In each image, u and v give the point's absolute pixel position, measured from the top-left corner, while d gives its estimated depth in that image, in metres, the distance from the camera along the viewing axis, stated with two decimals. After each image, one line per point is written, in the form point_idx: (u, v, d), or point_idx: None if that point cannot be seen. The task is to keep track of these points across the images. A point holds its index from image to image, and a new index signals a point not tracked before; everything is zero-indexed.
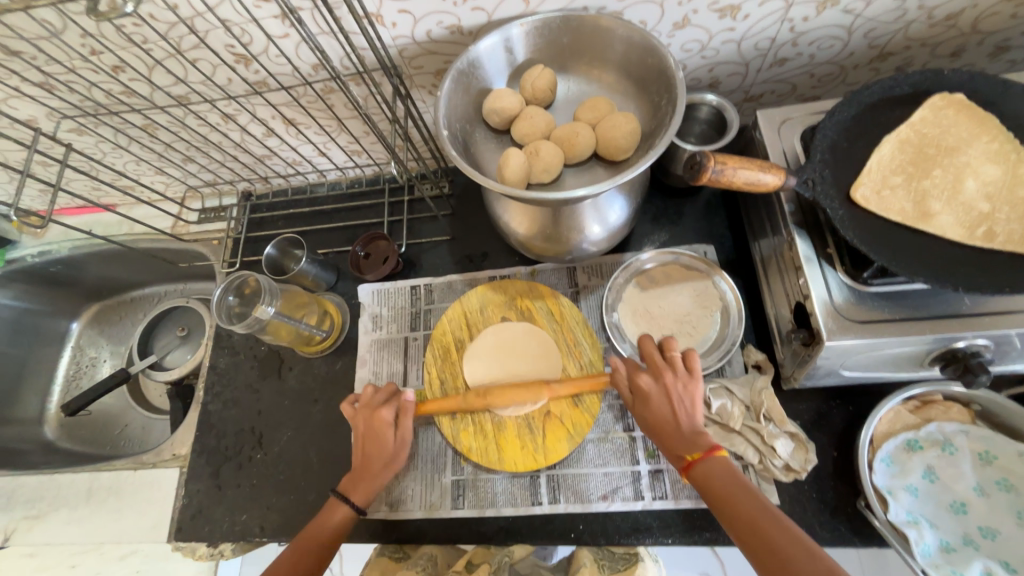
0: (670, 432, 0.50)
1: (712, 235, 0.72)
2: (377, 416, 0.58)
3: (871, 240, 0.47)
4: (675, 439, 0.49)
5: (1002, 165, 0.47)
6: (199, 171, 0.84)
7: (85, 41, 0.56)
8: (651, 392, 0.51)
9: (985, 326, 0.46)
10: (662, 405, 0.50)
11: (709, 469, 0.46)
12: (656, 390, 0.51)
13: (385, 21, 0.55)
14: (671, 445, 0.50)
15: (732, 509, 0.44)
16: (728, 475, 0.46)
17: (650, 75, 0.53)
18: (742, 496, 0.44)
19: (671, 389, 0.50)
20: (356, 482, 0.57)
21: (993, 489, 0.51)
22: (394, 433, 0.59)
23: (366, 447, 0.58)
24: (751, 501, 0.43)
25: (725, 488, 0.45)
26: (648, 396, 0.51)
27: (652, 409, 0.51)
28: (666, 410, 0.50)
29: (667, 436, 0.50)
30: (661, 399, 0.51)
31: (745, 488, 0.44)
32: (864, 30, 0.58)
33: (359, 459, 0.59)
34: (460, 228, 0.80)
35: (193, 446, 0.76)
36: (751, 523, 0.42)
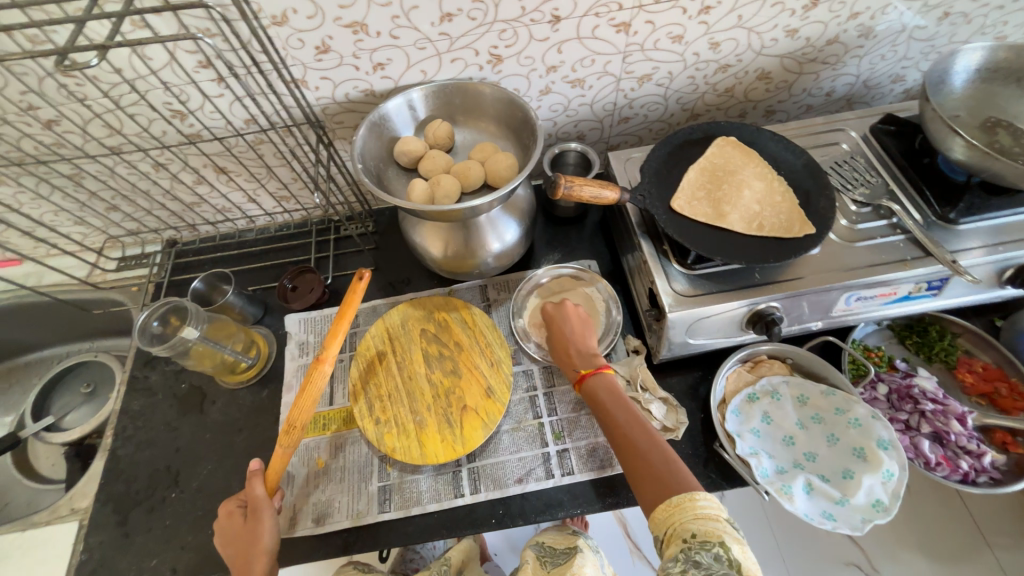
0: (573, 361, 0.64)
1: (594, 252, 0.88)
2: (233, 513, 0.60)
3: (687, 235, 0.63)
4: (576, 364, 0.63)
5: (766, 181, 0.67)
6: (123, 219, 0.87)
7: (24, 97, 0.63)
8: (560, 312, 0.68)
9: (773, 292, 0.63)
10: (568, 321, 0.67)
11: (598, 383, 0.60)
12: (564, 314, 0.68)
13: (310, 85, 0.68)
14: (573, 367, 0.63)
15: (609, 416, 0.57)
16: (609, 387, 0.59)
17: (521, 124, 0.69)
18: (618, 402, 0.58)
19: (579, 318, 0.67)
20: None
21: (810, 423, 0.65)
22: (261, 511, 0.59)
23: (238, 538, 0.59)
24: (621, 411, 0.57)
25: (607, 401, 0.58)
26: (559, 321, 0.68)
27: (559, 323, 0.67)
28: (567, 326, 0.67)
29: (572, 363, 0.64)
30: (566, 316, 0.67)
31: (620, 401, 0.58)
32: (675, 98, 0.81)
33: (238, 560, 0.57)
34: (383, 259, 0.89)
35: (97, 495, 0.72)
36: (622, 434, 0.55)
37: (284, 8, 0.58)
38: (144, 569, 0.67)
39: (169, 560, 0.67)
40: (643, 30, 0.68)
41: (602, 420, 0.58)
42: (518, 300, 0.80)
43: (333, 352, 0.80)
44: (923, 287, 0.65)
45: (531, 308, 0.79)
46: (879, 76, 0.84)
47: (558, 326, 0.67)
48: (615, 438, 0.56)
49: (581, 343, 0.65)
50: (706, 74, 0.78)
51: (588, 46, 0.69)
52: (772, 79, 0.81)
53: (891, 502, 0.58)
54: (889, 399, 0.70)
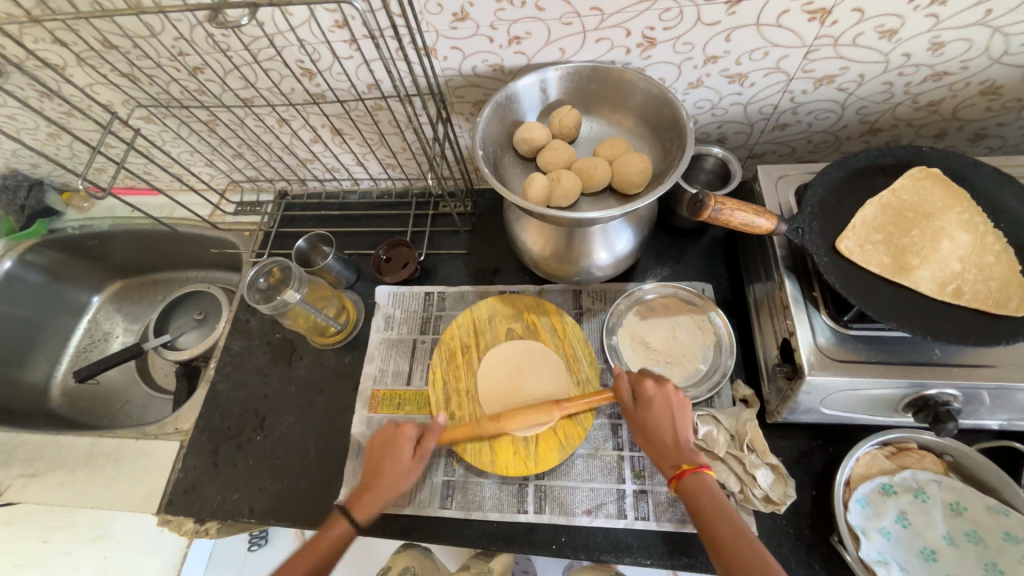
0: (670, 450, 0.52)
1: (710, 275, 0.77)
2: (400, 431, 0.62)
3: (853, 286, 0.52)
4: (671, 455, 0.51)
5: (972, 233, 0.53)
6: (245, 167, 0.91)
7: (176, 43, 0.64)
8: (653, 401, 0.55)
9: (953, 376, 0.50)
10: (666, 405, 0.54)
11: (693, 484, 0.48)
12: (660, 396, 0.55)
13: (439, 54, 0.63)
14: (666, 456, 0.52)
15: (714, 531, 0.45)
16: (715, 500, 0.47)
17: (665, 124, 0.60)
18: (723, 520, 0.46)
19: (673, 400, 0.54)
20: (360, 496, 0.58)
21: (963, 540, 0.53)
22: (414, 459, 0.61)
23: (387, 459, 0.60)
24: (735, 533, 0.45)
25: (711, 511, 0.46)
26: (651, 402, 0.55)
27: (659, 412, 0.54)
28: (669, 419, 0.54)
29: (664, 451, 0.52)
30: (667, 403, 0.54)
31: (734, 522, 0.45)
32: (856, 107, 0.66)
33: (368, 476, 0.60)
34: (477, 244, 0.86)
35: (197, 422, 0.78)
36: (738, 560, 0.43)
37: None
38: (227, 500, 0.72)
39: (248, 498, 0.72)
40: (845, 20, 0.54)
41: (701, 528, 0.46)
42: (614, 315, 0.73)
43: (416, 331, 0.79)
44: None
45: (628, 327, 0.72)
46: None
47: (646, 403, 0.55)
48: (723, 560, 0.44)
49: (681, 428, 0.53)
50: (909, 82, 0.62)
51: (765, 35, 0.57)
52: (1000, 96, 0.62)
53: None
54: None
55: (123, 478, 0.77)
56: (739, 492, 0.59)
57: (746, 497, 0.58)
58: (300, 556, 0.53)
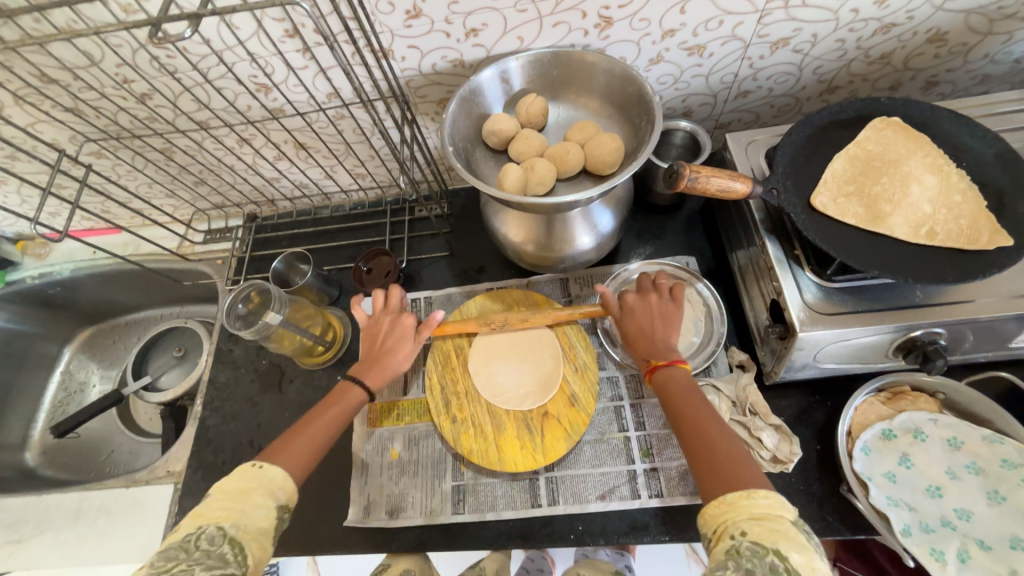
0: (647, 337, 0.56)
1: (693, 247, 0.77)
2: (400, 321, 0.62)
3: (833, 240, 0.52)
4: (647, 348, 0.56)
5: (938, 175, 0.54)
6: (209, 193, 0.88)
7: (120, 70, 0.62)
8: (641, 302, 0.59)
9: (937, 315, 0.52)
10: (644, 313, 0.57)
11: (669, 370, 0.53)
12: (638, 303, 0.59)
13: (396, 55, 0.62)
14: (642, 353, 0.56)
15: (686, 407, 0.49)
16: (686, 382, 0.51)
17: (631, 101, 0.60)
18: (697, 401, 0.49)
19: (654, 306, 0.58)
20: (368, 367, 0.60)
21: (964, 473, 0.54)
22: (412, 339, 0.62)
23: (374, 345, 0.62)
24: (699, 405, 0.49)
25: (680, 389, 0.50)
26: (634, 309, 0.59)
27: (642, 312, 0.58)
28: (650, 319, 0.57)
29: (644, 342, 0.56)
30: (646, 309, 0.58)
31: (699, 398, 0.49)
32: (813, 67, 0.68)
33: (370, 352, 0.61)
34: (458, 244, 0.85)
35: (189, 461, 0.75)
36: (696, 422, 0.47)
37: None
38: None
39: None
40: None
41: (670, 405, 0.50)
42: None
43: None
44: None
45: None
46: None
47: (631, 319, 0.58)
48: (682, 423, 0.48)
49: (672, 328, 0.56)
50: (860, 36, 0.63)
51: (718, 4, 0.57)
52: (946, 42, 0.64)
53: None
54: None
55: (117, 530, 0.74)
56: (748, 456, 0.60)
57: (754, 460, 0.60)
58: (302, 425, 0.54)
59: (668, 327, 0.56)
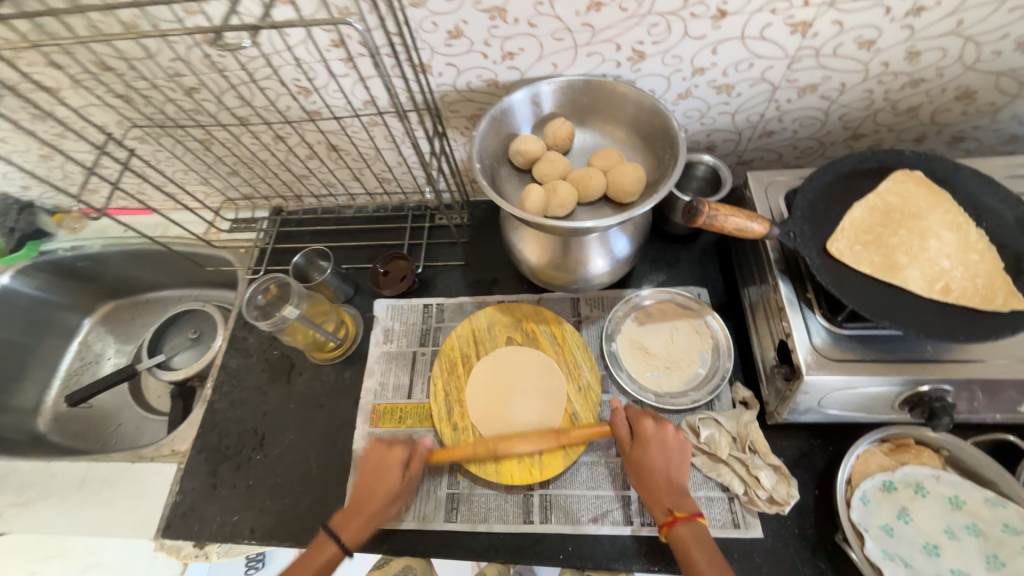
0: (665, 491, 0.55)
1: (705, 279, 0.78)
2: (391, 453, 0.63)
3: (846, 287, 0.53)
4: (667, 498, 0.54)
5: (956, 232, 0.54)
6: (240, 185, 0.92)
7: (173, 64, 0.65)
8: (658, 432, 0.58)
9: (947, 372, 0.52)
10: (661, 451, 0.57)
11: (687, 524, 0.52)
12: (658, 436, 0.58)
13: (434, 71, 0.64)
14: (660, 497, 0.55)
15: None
16: (700, 538, 0.51)
17: (656, 133, 0.62)
18: (711, 554, 0.50)
19: (671, 440, 0.58)
20: (349, 518, 0.59)
21: (963, 534, 0.54)
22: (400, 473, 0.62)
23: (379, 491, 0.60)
24: (715, 563, 0.49)
25: (698, 548, 0.50)
26: (649, 443, 0.58)
27: (657, 455, 0.57)
28: (665, 462, 0.57)
29: (662, 492, 0.55)
30: (661, 445, 0.57)
31: (713, 553, 0.50)
32: (838, 114, 0.68)
33: (357, 497, 0.60)
34: (474, 255, 0.86)
35: (194, 443, 0.77)
36: None
37: None
38: (227, 522, 0.71)
39: (248, 519, 0.71)
40: (825, 32, 0.57)
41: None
42: (613, 322, 0.74)
43: (415, 344, 0.79)
44: None
45: (627, 333, 0.73)
46: None
47: (645, 438, 0.58)
48: None
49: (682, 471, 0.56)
50: (888, 89, 0.64)
51: (750, 47, 0.59)
52: (974, 100, 0.65)
53: None
54: None
55: (118, 503, 0.76)
56: (743, 494, 0.60)
57: (751, 498, 0.60)
58: None
59: (686, 498, 0.55)
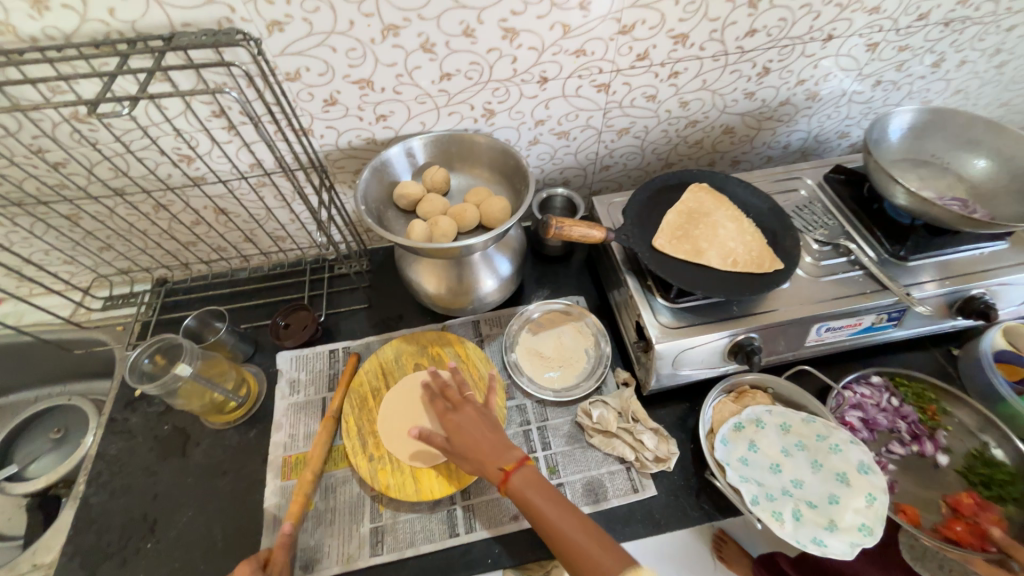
0: (484, 450, 0.61)
1: (581, 289, 0.92)
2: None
3: (670, 271, 0.68)
4: (494, 458, 0.60)
5: (735, 222, 0.74)
6: (115, 259, 0.88)
7: (36, 141, 0.65)
8: (460, 409, 0.65)
9: (750, 323, 0.68)
10: (468, 415, 0.64)
11: (517, 472, 0.59)
12: (465, 404, 0.66)
13: (315, 133, 0.72)
14: (491, 460, 0.60)
15: (544, 515, 0.56)
16: (533, 480, 0.58)
17: (513, 171, 0.75)
18: (543, 494, 0.57)
19: (473, 408, 0.65)
20: None
21: (795, 450, 0.67)
22: None
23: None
24: (549, 500, 0.57)
25: (533, 491, 0.57)
26: (464, 409, 0.65)
27: (471, 421, 0.64)
28: (476, 425, 0.63)
29: (481, 451, 0.61)
30: (467, 412, 0.65)
31: (547, 491, 0.57)
32: (650, 149, 0.90)
33: None
34: (376, 297, 0.91)
35: (64, 549, 0.67)
36: (568, 540, 0.54)
37: (297, 66, 0.63)
38: None
39: None
40: (621, 90, 0.77)
41: (533, 518, 0.56)
42: (509, 335, 0.83)
43: (324, 389, 0.79)
44: (885, 318, 0.71)
45: (523, 342, 0.82)
46: (828, 132, 0.95)
47: (458, 405, 0.66)
48: (549, 532, 0.55)
49: (490, 430, 0.63)
50: (677, 128, 0.86)
51: (572, 103, 0.77)
52: (734, 133, 0.90)
53: (875, 525, 0.60)
54: (893, 408, 0.73)
55: None
56: (635, 460, 0.69)
57: (641, 462, 0.69)
58: None
59: (505, 449, 0.61)
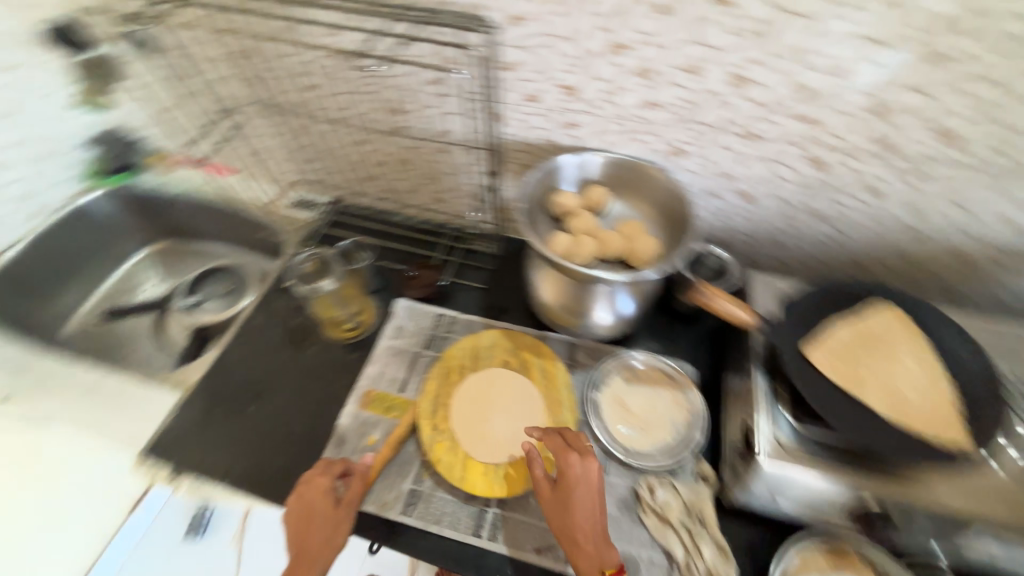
0: (586, 535, 0.59)
1: (695, 358, 0.84)
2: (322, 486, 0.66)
3: (814, 389, 0.58)
4: (596, 551, 0.58)
5: (925, 368, 0.60)
6: (314, 171, 1.05)
7: (300, 65, 0.80)
8: (585, 473, 0.61)
9: (894, 493, 0.55)
10: (584, 486, 0.60)
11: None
12: (583, 476, 0.61)
13: (505, 121, 0.76)
14: (592, 549, 0.58)
15: None
16: None
17: (677, 218, 0.70)
18: None
19: (593, 480, 0.61)
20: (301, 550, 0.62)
21: None
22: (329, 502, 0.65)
23: (313, 532, 0.63)
24: None
25: None
26: (574, 480, 0.60)
27: (575, 494, 0.60)
28: (582, 499, 0.60)
29: (580, 534, 0.59)
30: (586, 480, 0.60)
31: None
32: (844, 243, 0.77)
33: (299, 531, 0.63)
34: (494, 282, 0.95)
35: (201, 379, 0.84)
36: None
37: (516, 58, 0.67)
38: (206, 458, 0.76)
39: (226, 461, 0.76)
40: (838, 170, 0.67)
41: None
42: (602, 374, 0.79)
43: (420, 345, 0.86)
44: None
45: (613, 387, 0.78)
46: None
47: (566, 473, 0.61)
48: None
49: (597, 516, 0.59)
50: (889, 232, 0.72)
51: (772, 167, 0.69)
52: (966, 262, 0.72)
53: None
54: None
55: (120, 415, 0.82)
56: (683, 564, 0.63)
57: (689, 570, 0.62)
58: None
59: (605, 540, 0.59)
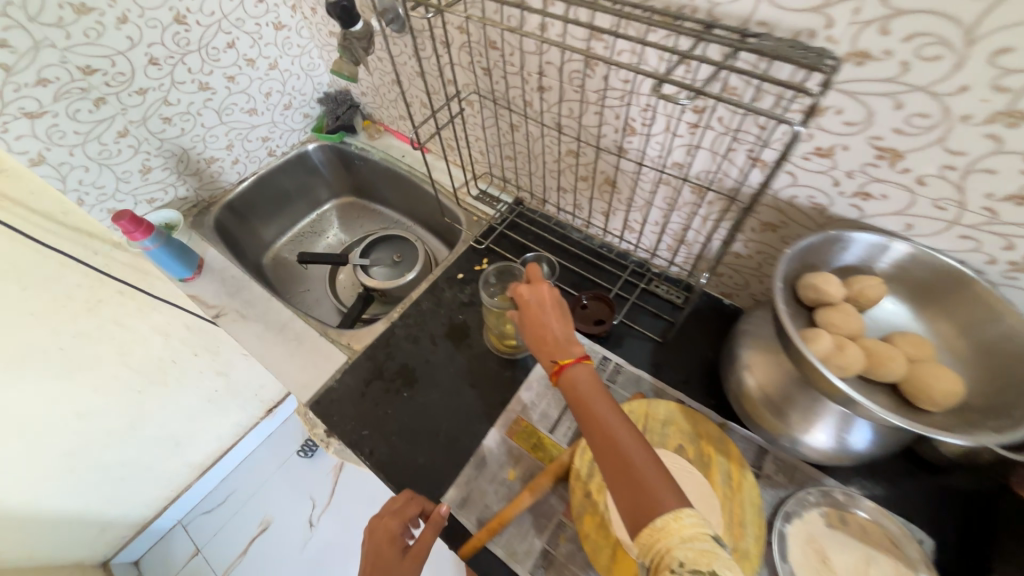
0: (589, 398, 0.52)
1: (932, 525, 0.64)
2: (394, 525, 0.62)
3: None
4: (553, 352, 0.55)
5: None
6: (509, 168, 1.02)
7: (542, 66, 0.74)
8: (532, 294, 0.58)
9: None
10: (547, 312, 0.56)
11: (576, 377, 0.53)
12: (534, 300, 0.57)
13: (767, 170, 0.63)
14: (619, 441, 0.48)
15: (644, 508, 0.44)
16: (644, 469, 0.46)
17: (1008, 359, 0.51)
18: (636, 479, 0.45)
19: (541, 303, 0.57)
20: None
21: None
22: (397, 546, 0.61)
23: (374, 571, 0.60)
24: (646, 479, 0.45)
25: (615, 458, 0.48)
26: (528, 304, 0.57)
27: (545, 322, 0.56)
28: (541, 317, 0.56)
29: (613, 427, 0.49)
30: (543, 304, 0.57)
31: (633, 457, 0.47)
32: None
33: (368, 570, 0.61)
34: (673, 339, 0.83)
35: (366, 349, 0.87)
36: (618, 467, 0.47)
37: (829, 104, 0.52)
38: (356, 430, 0.79)
39: (373, 440, 0.78)
40: None
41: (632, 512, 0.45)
42: (799, 503, 0.64)
43: None
44: None
45: (809, 524, 0.63)
46: None
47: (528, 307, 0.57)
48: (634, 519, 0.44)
49: (557, 332, 0.55)
50: None
51: None
52: None
53: None
54: None
55: (295, 359, 0.88)
56: None
57: None
58: None
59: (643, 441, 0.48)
